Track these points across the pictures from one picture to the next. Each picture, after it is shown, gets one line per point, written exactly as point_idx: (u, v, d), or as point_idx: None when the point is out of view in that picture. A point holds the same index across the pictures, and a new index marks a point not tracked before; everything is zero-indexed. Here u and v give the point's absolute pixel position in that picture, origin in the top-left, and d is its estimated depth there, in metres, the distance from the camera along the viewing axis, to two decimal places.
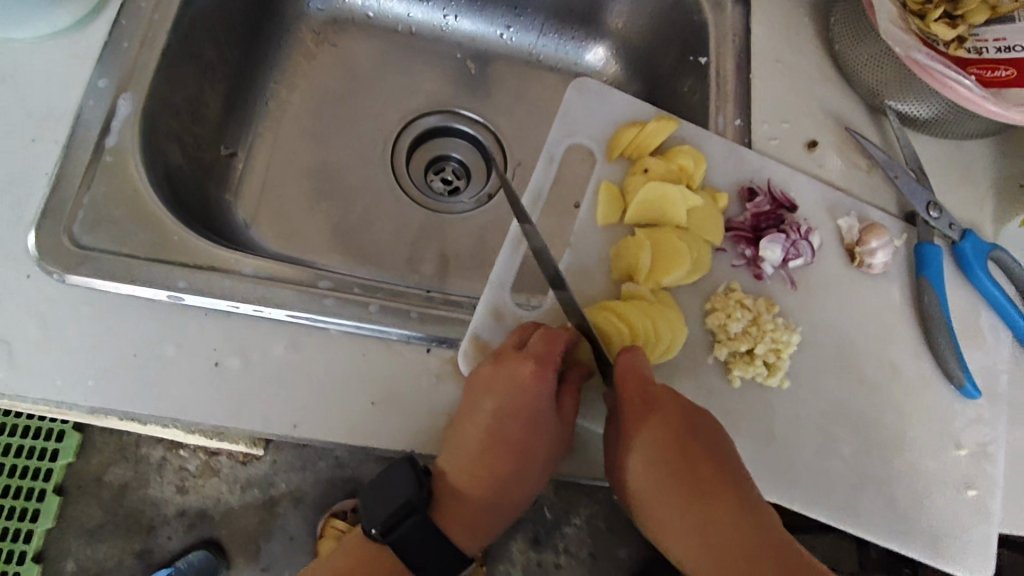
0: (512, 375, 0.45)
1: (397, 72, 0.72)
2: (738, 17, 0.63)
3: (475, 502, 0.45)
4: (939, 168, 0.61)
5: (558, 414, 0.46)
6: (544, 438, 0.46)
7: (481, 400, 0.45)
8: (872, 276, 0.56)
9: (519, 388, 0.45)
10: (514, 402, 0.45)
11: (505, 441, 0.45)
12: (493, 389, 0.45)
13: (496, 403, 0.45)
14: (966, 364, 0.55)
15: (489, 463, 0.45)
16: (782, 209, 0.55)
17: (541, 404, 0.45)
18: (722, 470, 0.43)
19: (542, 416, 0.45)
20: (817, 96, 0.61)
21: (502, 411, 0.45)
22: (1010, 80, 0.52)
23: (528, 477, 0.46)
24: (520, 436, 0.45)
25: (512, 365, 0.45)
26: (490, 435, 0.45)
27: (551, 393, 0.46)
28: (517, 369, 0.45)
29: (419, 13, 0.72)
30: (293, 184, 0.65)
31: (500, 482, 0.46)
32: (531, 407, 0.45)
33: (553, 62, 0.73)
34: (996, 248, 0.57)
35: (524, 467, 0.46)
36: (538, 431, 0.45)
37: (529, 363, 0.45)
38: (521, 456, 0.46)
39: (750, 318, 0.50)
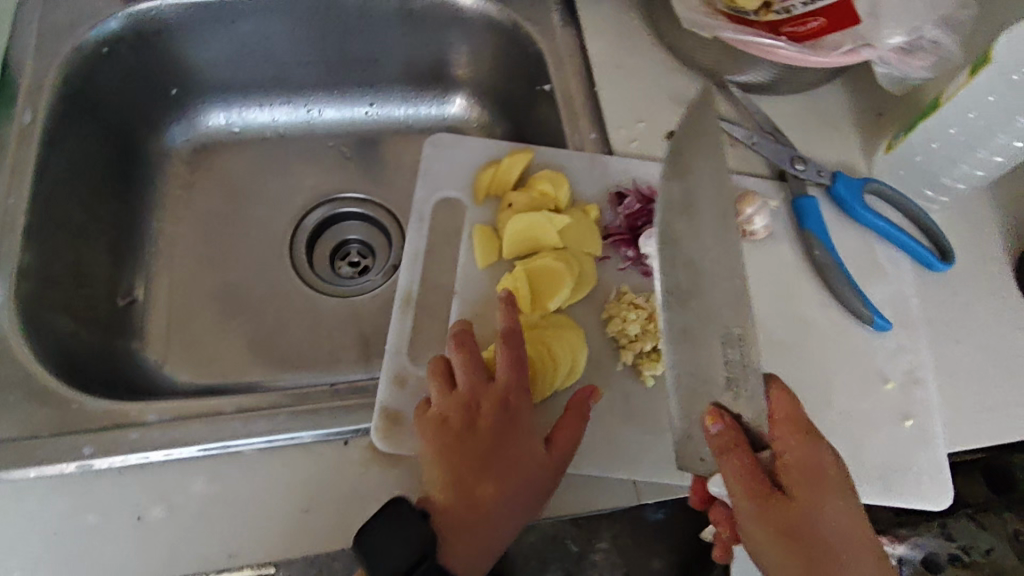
0: (467, 380, 0.47)
1: (277, 176, 0.74)
2: (570, 37, 0.65)
3: (469, 524, 0.44)
4: (798, 121, 0.63)
5: (521, 402, 0.46)
6: (515, 432, 0.46)
7: (441, 411, 0.47)
8: (757, 242, 0.57)
9: (476, 388, 0.47)
10: (474, 404, 0.46)
11: (475, 448, 0.45)
12: (453, 399, 0.47)
13: (457, 410, 0.46)
14: (871, 300, 0.56)
15: (468, 475, 0.45)
16: (653, 203, 0.56)
17: (500, 398, 0.46)
18: (848, 495, 0.41)
19: (504, 411, 0.46)
20: (664, 87, 0.63)
21: (465, 416, 0.46)
22: (823, 29, 0.55)
23: (533, 476, 0.45)
24: (490, 438, 0.45)
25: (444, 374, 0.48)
26: (459, 444, 0.45)
27: (510, 383, 0.47)
28: (469, 374, 0.47)
29: (284, 115, 0.75)
30: (200, 312, 0.66)
31: (495, 491, 0.44)
32: (492, 403, 0.46)
33: (423, 123, 0.76)
34: (869, 181, 0.59)
35: (510, 470, 0.45)
36: (507, 426, 0.46)
37: (477, 364, 0.47)
38: (501, 457, 0.45)
39: (645, 316, 0.51)
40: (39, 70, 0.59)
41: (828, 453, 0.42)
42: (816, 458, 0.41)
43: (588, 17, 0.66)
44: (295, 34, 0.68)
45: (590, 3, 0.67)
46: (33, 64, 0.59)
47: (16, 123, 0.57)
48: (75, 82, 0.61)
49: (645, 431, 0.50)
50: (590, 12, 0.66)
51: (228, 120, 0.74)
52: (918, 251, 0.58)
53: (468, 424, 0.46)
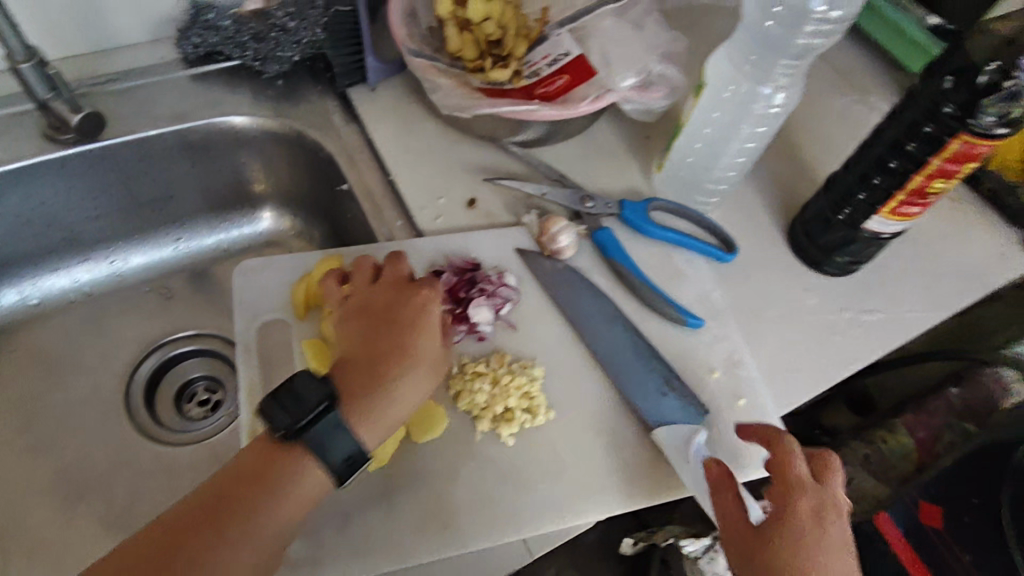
0: (392, 275, 0.53)
1: (92, 337, 0.69)
2: (355, 135, 0.69)
3: (367, 386, 0.47)
4: (580, 160, 0.70)
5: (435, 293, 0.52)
6: (422, 312, 0.50)
7: (366, 297, 0.52)
8: (568, 258, 0.63)
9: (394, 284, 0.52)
10: (390, 295, 0.52)
11: (385, 322, 0.50)
12: (379, 289, 0.52)
13: (379, 297, 0.51)
14: (681, 304, 0.63)
15: (376, 347, 0.49)
16: (469, 272, 0.59)
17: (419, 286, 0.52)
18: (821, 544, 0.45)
19: (419, 293, 0.51)
20: (454, 160, 0.67)
21: (387, 299, 0.51)
22: (568, 83, 0.61)
23: (425, 351, 0.49)
24: (401, 314, 0.50)
25: (362, 277, 0.53)
26: (371, 323, 0.50)
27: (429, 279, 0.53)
28: (397, 268, 0.54)
29: (87, 275, 0.71)
30: (36, 511, 0.60)
31: (393, 358, 0.48)
32: (405, 296, 0.51)
33: (238, 245, 0.75)
34: (651, 201, 0.66)
35: (410, 342, 0.49)
36: (418, 306, 0.51)
37: (405, 261, 0.54)
38: (406, 332, 0.49)
39: (491, 381, 0.54)
40: None
41: (808, 508, 0.46)
42: (796, 511, 0.46)
43: (368, 112, 0.69)
44: (76, 192, 0.65)
45: (366, 98, 0.70)
46: None
47: None
48: None
49: (517, 487, 0.52)
50: (369, 106, 0.70)
51: (22, 295, 0.68)
52: (708, 249, 0.66)
53: (384, 306, 0.51)
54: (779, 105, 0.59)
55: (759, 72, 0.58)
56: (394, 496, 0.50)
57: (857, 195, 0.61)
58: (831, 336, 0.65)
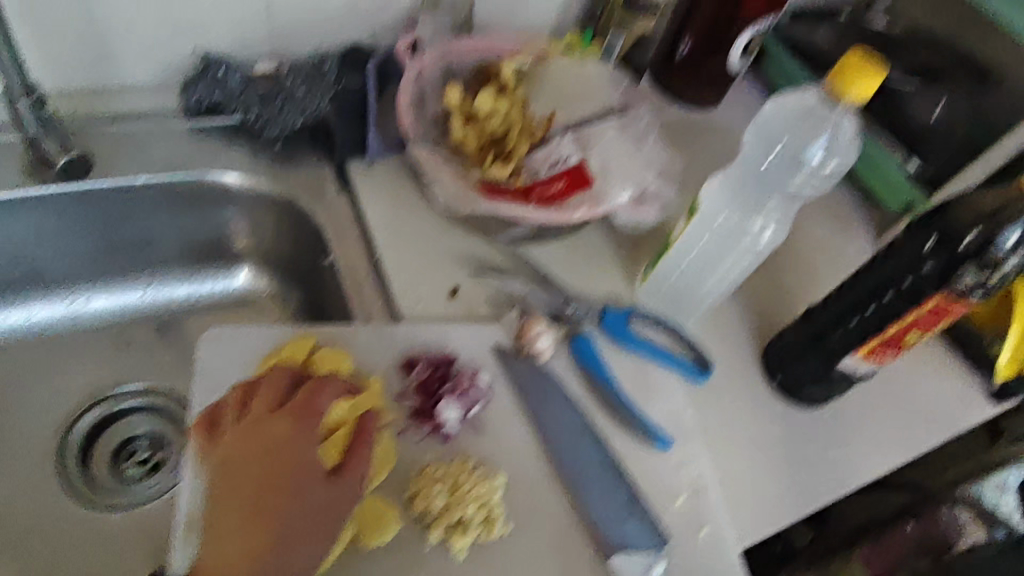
0: (291, 413, 0.48)
1: (37, 381, 0.66)
2: (345, 208, 0.68)
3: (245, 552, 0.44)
4: (567, 262, 0.70)
5: (302, 429, 0.47)
6: (288, 458, 0.46)
7: (232, 445, 0.46)
8: (545, 361, 0.62)
9: (286, 434, 0.47)
10: (276, 451, 0.46)
11: (255, 476, 0.46)
12: (245, 432, 0.47)
13: (245, 445, 0.46)
14: (652, 423, 0.62)
15: (250, 506, 0.45)
16: (441, 367, 0.58)
17: (280, 425, 0.47)
18: None
19: (282, 433, 0.47)
20: (442, 247, 0.67)
21: (253, 446, 0.46)
22: (566, 190, 0.62)
23: (308, 530, 0.45)
24: (268, 464, 0.46)
25: (256, 417, 0.48)
26: (240, 481, 0.46)
27: (296, 410, 0.48)
28: (263, 402, 0.49)
29: (43, 314, 0.68)
30: None
31: (271, 535, 0.44)
32: (291, 457, 0.46)
33: (208, 300, 0.72)
34: (631, 313, 0.66)
35: (279, 497, 0.45)
36: (282, 450, 0.46)
37: (274, 387, 0.49)
38: (274, 486, 0.46)
39: (448, 488, 0.52)
40: None
41: None
42: None
43: (362, 187, 0.69)
44: (46, 230, 0.63)
45: (363, 171, 0.70)
46: None
47: None
48: None
49: None
50: (364, 182, 0.69)
51: None
52: (683, 369, 0.66)
53: (251, 454, 0.46)
54: (764, 244, 0.62)
55: (752, 208, 0.60)
56: None
57: (831, 338, 0.62)
58: (797, 471, 0.64)
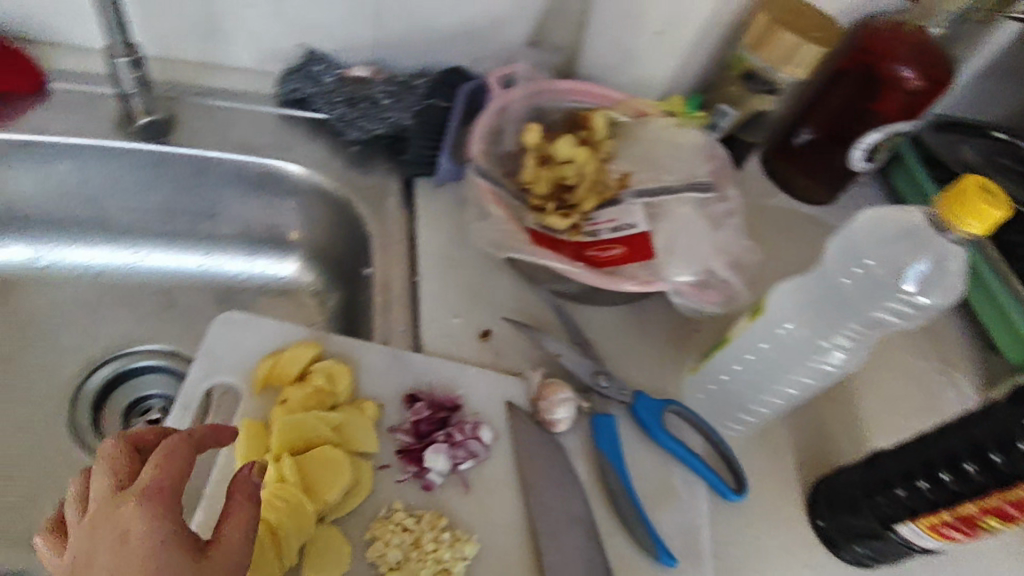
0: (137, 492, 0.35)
1: (76, 320, 0.68)
2: (401, 223, 0.66)
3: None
4: (612, 333, 0.64)
5: (164, 499, 0.35)
6: (149, 538, 0.33)
7: (76, 548, 0.34)
8: (559, 431, 0.57)
9: (136, 522, 0.33)
10: (125, 551, 0.33)
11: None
12: (90, 528, 0.34)
13: (93, 543, 0.33)
14: (659, 533, 0.55)
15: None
16: (445, 410, 0.54)
17: (132, 499, 0.34)
18: None
19: (135, 513, 0.34)
20: (485, 285, 0.64)
21: (101, 544, 0.33)
22: (622, 257, 0.57)
23: None
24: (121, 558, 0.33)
25: (100, 516, 0.34)
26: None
27: (148, 480, 0.35)
28: (102, 489, 0.36)
29: (104, 257, 0.70)
30: None
31: None
32: (149, 553, 0.33)
33: (252, 283, 0.72)
34: (668, 403, 0.59)
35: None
36: (139, 531, 0.33)
37: (122, 463, 0.38)
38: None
39: (410, 541, 0.48)
40: None
41: None
42: None
43: (424, 207, 0.67)
44: (120, 182, 0.66)
45: (428, 192, 0.69)
46: None
47: None
48: None
49: None
50: (427, 202, 0.68)
51: (35, 256, 0.68)
52: (712, 479, 0.57)
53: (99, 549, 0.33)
54: (834, 365, 0.54)
55: (825, 324, 0.53)
56: None
57: (897, 490, 0.51)
58: None
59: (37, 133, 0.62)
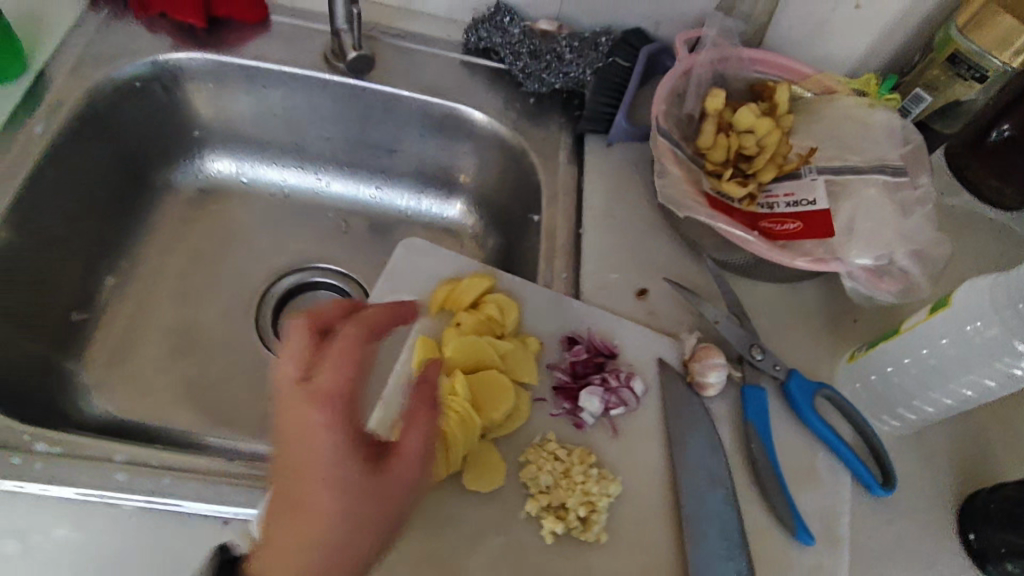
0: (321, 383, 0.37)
1: (267, 232, 0.75)
2: (569, 177, 0.68)
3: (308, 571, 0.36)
4: (769, 310, 0.63)
5: (343, 403, 0.38)
6: (334, 450, 0.37)
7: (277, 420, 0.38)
8: (707, 396, 0.58)
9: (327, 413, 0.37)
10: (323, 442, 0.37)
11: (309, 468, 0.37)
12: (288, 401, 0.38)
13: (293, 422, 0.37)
14: (799, 510, 0.54)
15: (301, 515, 0.37)
16: (601, 356, 0.57)
17: (316, 400, 0.37)
18: None
19: (317, 420, 0.37)
20: (645, 246, 0.65)
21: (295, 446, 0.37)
22: (798, 232, 0.57)
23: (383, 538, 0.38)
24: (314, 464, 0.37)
25: (290, 401, 0.38)
26: (300, 470, 0.37)
27: (329, 378, 0.38)
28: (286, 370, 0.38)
29: (293, 178, 0.77)
30: (150, 346, 0.66)
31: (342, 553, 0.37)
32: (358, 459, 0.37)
33: (418, 219, 0.78)
34: (822, 387, 0.58)
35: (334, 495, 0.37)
36: (326, 433, 0.37)
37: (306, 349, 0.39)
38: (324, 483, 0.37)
39: (561, 470, 0.50)
40: (67, 88, 0.61)
41: None
42: None
43: (592, 164, 0.69)
44: (317, 112, 0.72)
45: (598, 150, 0.70)
46: (65, 80, 0.62)
47: (27, 132, 0.58)
48: (101, 105, 0.63)
49: None
50: (596, 160, 0.69)
51: (238, 169, 0.76)
52: (860, 469, 0.56)
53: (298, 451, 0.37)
54: None
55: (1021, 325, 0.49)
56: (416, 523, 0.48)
57: None
58: None
59: (259, 60, 0.68)
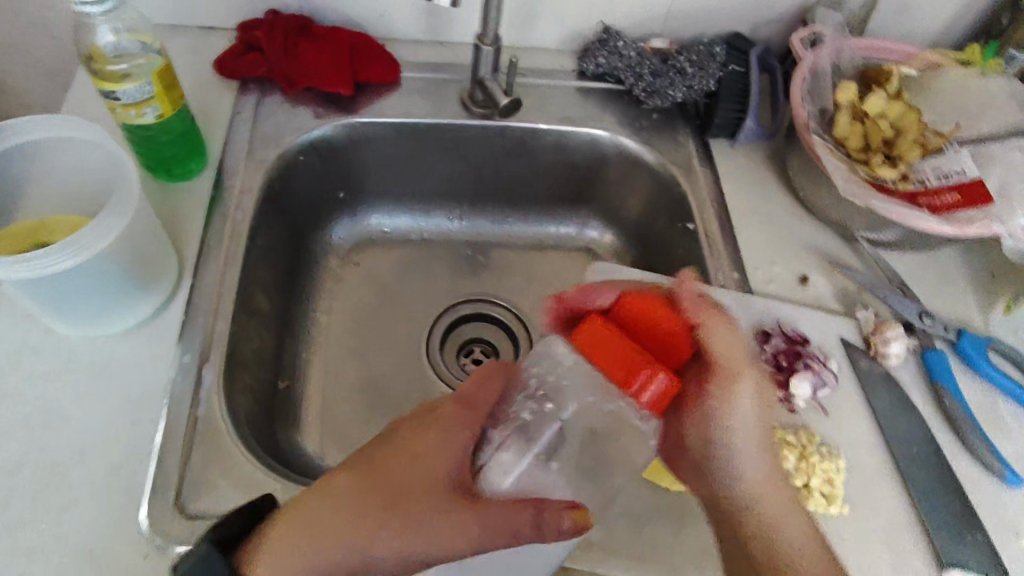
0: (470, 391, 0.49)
1: (417, 276, 0.79)
2: (709, 179, 0.72)
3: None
4: (919, 278, 0.69)
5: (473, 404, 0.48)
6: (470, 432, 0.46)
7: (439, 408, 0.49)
8: (890, 365, 0.63)
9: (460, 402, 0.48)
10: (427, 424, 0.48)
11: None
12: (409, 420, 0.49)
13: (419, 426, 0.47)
14: (1001, 454, 0.60)
15: (375, 486, 0.44)
16: (798, 344, 0.61)
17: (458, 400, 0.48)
18: None
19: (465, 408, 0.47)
20: (795, 235, 0.70)
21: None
22: (958, 203, 0.61)
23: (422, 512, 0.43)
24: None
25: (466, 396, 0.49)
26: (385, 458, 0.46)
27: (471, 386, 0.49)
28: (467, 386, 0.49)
29: (429, 224, 0.82)
30: (346, 401, 0.70)
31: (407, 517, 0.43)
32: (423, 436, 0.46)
33: (552, 242, 0.82)
34: (991, 340, 0.64)
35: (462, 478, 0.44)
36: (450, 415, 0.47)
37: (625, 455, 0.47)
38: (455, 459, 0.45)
39: (798, 454, 0.56)
40: (249, 175, 0.67)
41: None
42: None
43: (725, 166, 0.74)
44: (456, 155, 0.76)
45: (727, 152, 0.75)
46: (245, 168, 0.67)
47: (229, 220, 0.64)
48: (275, 184, 0.69)
49: None
50: (727, 162, 0.74)
51: (380, 223, 0.81)
52: None
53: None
54: None
55: None
56: (687, 522, 0.55)
57: None
58: None
59: (405, 116, 0.73)
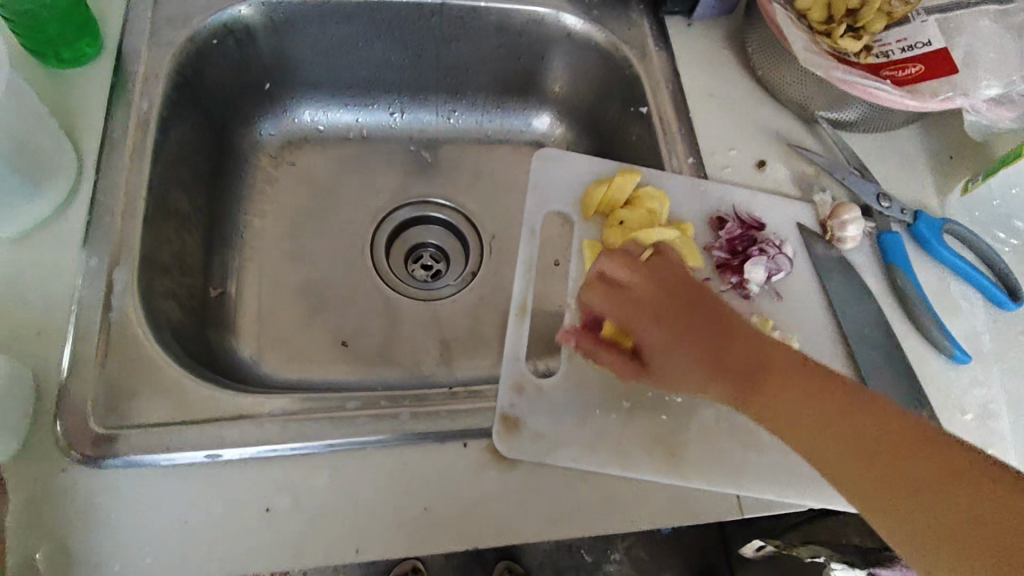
0: None
1: (357, 175, 0.74)
2: (664, 60, 0.67)
3: None
4: (879, 160, 0.66)
5: None
6: None
7: None
8: (846, 249, 0.62)
9: None
10: None
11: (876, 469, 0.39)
12: None
13: None
14: (951, 333, 0.59)
15: None
16: (752, 230, 0.60)
17: None
18: None
19: None
20: (755, 119, 0.66)
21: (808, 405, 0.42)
22: (920, 75, 0.58)
23: None
24: (821, 421, 0.41)
25: None
26: None
27: None
28: None
29: (368, 118, 0.75)
30: (283, 309, 0.66)
31: None
32: None
33: (501, 135, 0.77)
34: (948, 221, 0.62)
35: None
36: None
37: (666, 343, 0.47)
38: None
39: None
40: (154, 59, 0.60)
41: None
42: None
43: (681, 45, 0.68)
44: (391, 38, 0.69)
45: (684, 30, 0.69)
46: (149, 53, 0.60)
47: (133, 109, 0.57)
48: (187, 74, 0.62)
49: (742, 442, 0.53)
50: (683, 40, 0.69)
51: (314, 118, 0.74)
52: (992, 290, 0.61)
53: (780, 399, 0.43)
54: None
55: None
56: (639, 411, 0.53)
57: None
58: None
59: None
